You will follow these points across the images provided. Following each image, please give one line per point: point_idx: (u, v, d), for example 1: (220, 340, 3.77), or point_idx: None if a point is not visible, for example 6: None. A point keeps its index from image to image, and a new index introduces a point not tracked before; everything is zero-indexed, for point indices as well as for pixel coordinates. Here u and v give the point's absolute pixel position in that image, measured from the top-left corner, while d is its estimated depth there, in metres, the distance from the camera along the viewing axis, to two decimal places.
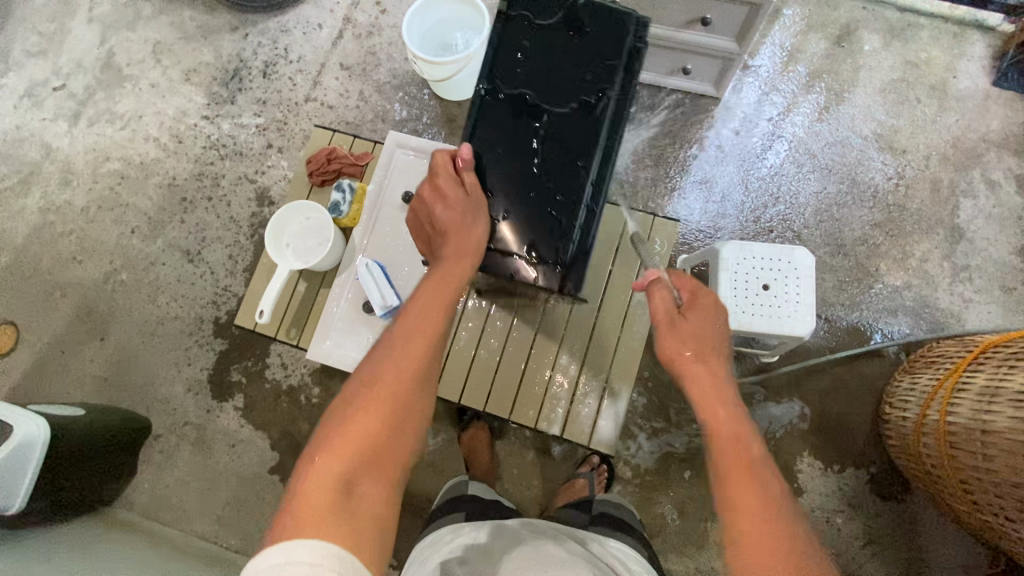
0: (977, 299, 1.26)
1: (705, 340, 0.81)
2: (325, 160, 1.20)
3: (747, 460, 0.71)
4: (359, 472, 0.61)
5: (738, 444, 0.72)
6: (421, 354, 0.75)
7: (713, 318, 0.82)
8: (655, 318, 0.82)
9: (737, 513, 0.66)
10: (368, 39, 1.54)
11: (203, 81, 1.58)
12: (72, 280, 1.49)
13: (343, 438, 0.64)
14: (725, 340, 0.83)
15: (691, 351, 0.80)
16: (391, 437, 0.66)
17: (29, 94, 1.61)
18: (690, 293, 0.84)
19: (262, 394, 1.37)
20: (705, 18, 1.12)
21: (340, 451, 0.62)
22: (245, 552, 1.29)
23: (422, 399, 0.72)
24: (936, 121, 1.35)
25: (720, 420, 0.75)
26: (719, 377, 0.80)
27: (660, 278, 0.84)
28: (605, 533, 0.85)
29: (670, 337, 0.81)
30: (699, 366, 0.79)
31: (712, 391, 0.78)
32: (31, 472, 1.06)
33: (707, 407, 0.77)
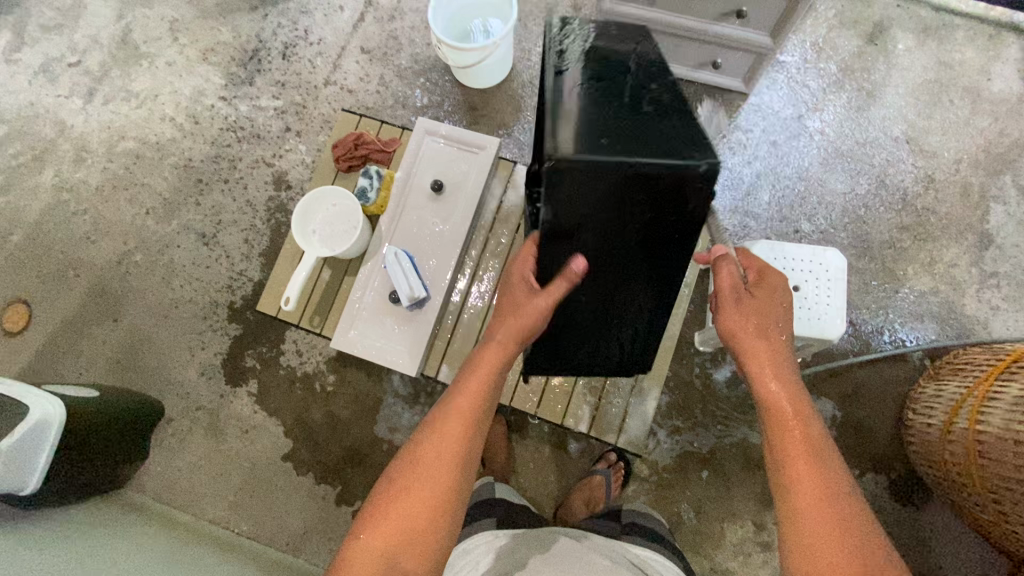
0: (1005, 306, 1.24)
1: (767, 317, 0.79)
2: (352, 146, 1.18)
3: (807, 439, 0.70)
4: (400, 551, 0.62)
5: (798, 423, 0.71)
6: (464, 430, 0.70)
7: (777, 298, 0.80)
8: (720, 292, 0.81)
9: (799, 493, 0.66)
10: (390, 23, 1.51)
11: (220, 61, 1.55)
12: (85, 259, 1.47)
13: (386, 517, 0.64)
14: (790, 321, 0.80)
15: (753, 326, 0.78)
16: (431, 523, 0.64)
17: (43, 69, 1.59)
18: (756, 272, 0.83)
19: (276, 381, 1.35)
20: (741, 11, 1.09)
21: (383, 530, 0.64)
22: (257, 539, 1.29)
23: (466, 481, 0.68)
24: (969, 124, 1.33)
25: (778, 397, 0.73)
26: (782, 356, 0.77)
27: (727, 255, 0.83)
28: (636, 543, 0.85)
29: (731, 313, 0.79)
30: (762, 344, 0.77)
31: (773, 367, 0.76)
32: (46, 454, 1.05)
33: (767, 382, 0.75)
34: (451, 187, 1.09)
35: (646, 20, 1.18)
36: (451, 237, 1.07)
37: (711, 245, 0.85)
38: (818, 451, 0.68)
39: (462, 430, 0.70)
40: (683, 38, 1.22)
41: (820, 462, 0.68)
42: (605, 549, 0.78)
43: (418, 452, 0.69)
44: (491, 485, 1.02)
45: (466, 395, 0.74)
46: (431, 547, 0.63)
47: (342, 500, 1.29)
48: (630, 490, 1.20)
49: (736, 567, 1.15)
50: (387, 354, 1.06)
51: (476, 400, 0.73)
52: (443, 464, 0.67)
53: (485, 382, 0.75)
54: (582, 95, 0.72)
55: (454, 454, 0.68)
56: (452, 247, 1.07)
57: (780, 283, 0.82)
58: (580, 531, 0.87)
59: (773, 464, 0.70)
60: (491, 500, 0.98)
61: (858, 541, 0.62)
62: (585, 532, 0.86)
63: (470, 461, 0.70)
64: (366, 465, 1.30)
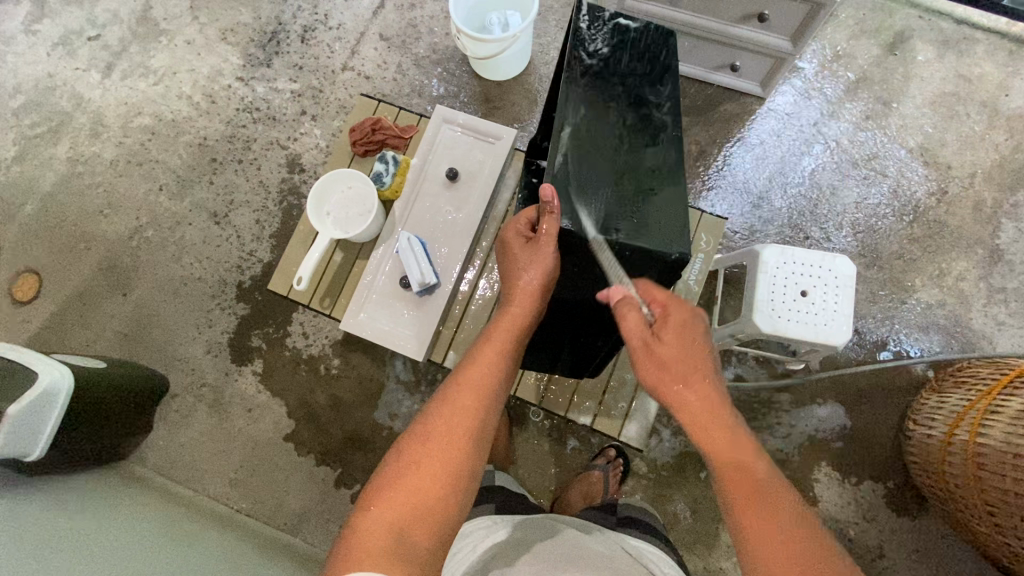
0: (1011, 323, 1.24)
1: (687, 360, 0.73)
2: (370, 130, 1.19)
3: (754, 487, 0.65)
4: (410, 523, 0.61)
5: (741, 475, 0.66)
6: (476, 403, 0.72)
7: (690, 333, 0.74)
8: (630, 344, 0.73)
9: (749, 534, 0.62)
10: (410, 12, 1.52)
11: (239, 41, 1.55)
12: (96, 232, 1.48)
13: (397, 489, 0.64)
14: (711, 352, 0.75)
15: (672, 375, 0.72)
16: (444, 495, 0.65)
17: (63, 42, 1.59)
18: (660, 307, 0.75)
19: (281, 362, 1.37)
20: (763, 14, 1.08)
21: (396, 500, 0.63)
22: (256, 517, 1.30)
23: (477, 454, 0.69)
24: (985, 139, 1.33)
25: (718, 449, 0.69)
26: (710, 397, 0.72)
27: (626, 295, 0.74)
28: (631, 534, 0.86)
29: (648, 360, 0.73)
30: (682, 390, 0.72)
31: (706, 419, 0.70)
32: (54, 421, 1.06)
33: (702, 436, 0.70)
34: (466, 176, 1.09)
35: (667, 19, 1.19)
36: (463, 226, 1.07)
37: (610, 285, 0.75)
38: (765, 500, 0.64)
39: (475, 402, 0.72)
40: (703, 39, 1.23)
41: (771, 511, 0.63)
42: (602, 537, 0.79)
43: (431, 423, 0.69)
44: (489, 473, 1.02)
45: (477, 369, 0.75)
46: (441, 520, 0.63)
47: (341, 482, 1.30)
48: (627, 485, 1.20)
49: (729, 567, 1.16)
50: (395, 338, 1.06)
51: (487, 373, 0.75)
52: (455, 434, 0.68)
53: (495, 359, 0.77)
54: (589, 147, 0.80)
55: (466, 425, 0.70)
56: (463, 236, 1.07)
57: (688, 317, 0.75)
58: (576, 519, 0.88)
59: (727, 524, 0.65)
60: (491, 487, 0.99)
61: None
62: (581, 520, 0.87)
63: (481, 438, 0.70)
64: (366, 449, 1.31)
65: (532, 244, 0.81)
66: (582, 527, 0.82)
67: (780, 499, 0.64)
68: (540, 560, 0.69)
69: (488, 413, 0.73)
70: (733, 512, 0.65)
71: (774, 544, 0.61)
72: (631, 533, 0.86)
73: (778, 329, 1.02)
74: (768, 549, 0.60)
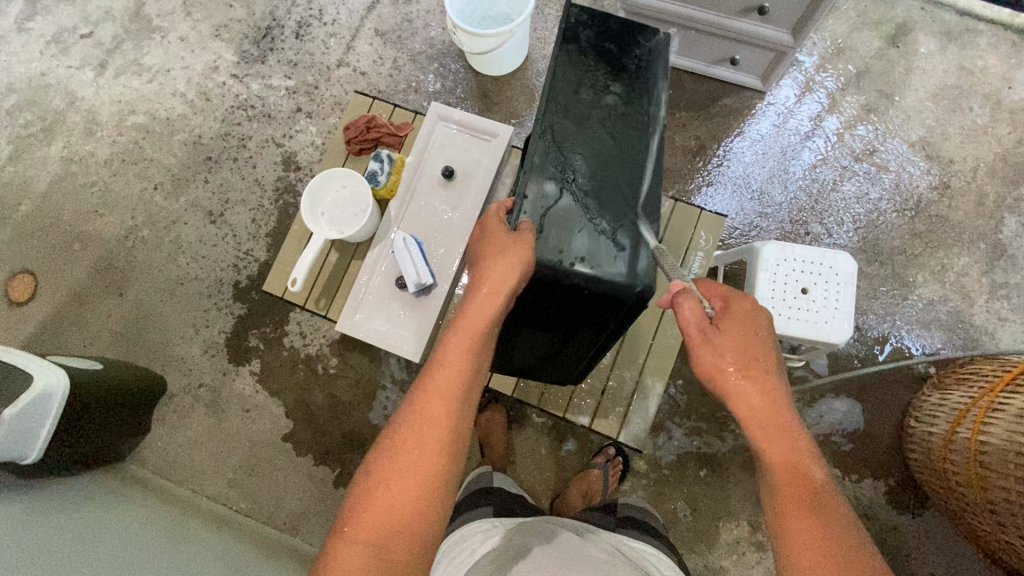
0: (1014, 318, 1.23)
1: (749, 354, 0.72)
2: (364, 128, 1.18)
3: (807, 490, 0.67)
4: (386, 543, 0.63)
5: (797, 476, 0.67)
6: (446, 408, 0.71)
7: (753, 324, 0.74)
8: (688, 330, 0.74)
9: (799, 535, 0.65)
10: (406, 6, 1.50)
11: (234, 38, 1.54)
12: (92, 232, 1.47)
13: (370, 509, 0.65)
14: (773, 347, 0.75)
15: (734, 368, 0.71)
16: (417, 511, 0.65)
17: (55, 39, 1.58)
18: (722, 302, 0.77)
19: (279, 361, 1.36)
20: (763, 6, 1.06)
21: (371, 522, 0.64)
22: (256, 517, 1.30)
23: (447, 458, 0.69)
24: (988, 132, 1.31)
25: (775, 450, 0.69)
26: (770, 395, 0.71)
27: (687, 290, 0.76)
28: (631, 535, 0.85)
29: (710, 348, 0.72)
30: (745, 385, 0.71)
31: (765, 413, 0.70)
32: (49, 423, 1.06)
33: (759, 433, 0.70)
34: (462, 175, 1.08)
35: (666, 11, 1.17)
36: (459, 226, 1.06)
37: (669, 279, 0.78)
38: (817, 501, 0.66)
39: (444, 409, 0.71)
40: (702, 32, 1.21)
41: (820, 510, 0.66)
42: (601, 539, 0.79)
43: (402, 436, 0.69)
44: (488, 475, 1.02)
45: (444, 372, 0.73)
46: (415, 534, 0.64)
47: (340, 482, 1.30)
48: (626, 484, 1.20)
49: (730, 565, 1.16)
50: (392, 339, 1.05)
51: (455, 376, 0.73)
52: (427, 444, 0.69)
53: (463, 358, 0.74)
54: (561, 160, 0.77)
55: (437, 436, 0.69)
56: (459, 235, 1.06)
57: (751, 310, 0.75)
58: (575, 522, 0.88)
59: (771, 518, 0.68)
60: (489, 489, 0.98)
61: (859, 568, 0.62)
62: (580, 522, 0.87)
63: (452, 444, 0.70)
64: (365, 449, 1.30)
65: (501, 244, 0.74)
66: (582, 531, 0.81)
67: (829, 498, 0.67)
68: (533, 567, 0.68)
69: (461, 416, 0.71)
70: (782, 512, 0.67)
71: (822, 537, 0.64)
72: (630, 535, 0.86)
73: (778, 327, 1.01)
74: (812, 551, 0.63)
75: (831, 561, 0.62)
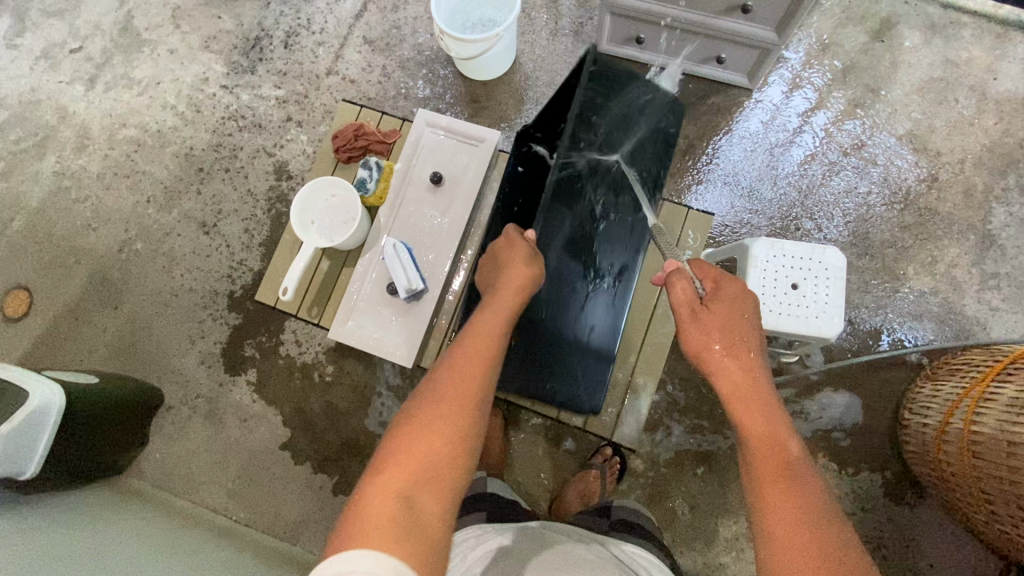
0: (1005, 308, 1.24)
1: (732, 332, 0.79)
2: (353, 136, 1.18)
3: (783, 463, 0.70)
4: (420, 487, 0.63)
5: (773, 448, 0.71)
6: (479, 373, 0.76)
7: (740, 306, 0.80)
8: (678, 310, 0.81)
9: (772, 507, 0.66)
10: (393, 13, 1.50)
11: (222, 49, 1.54)
12: (85, 246, 1.48)
13: (405, 458, 0.65)
14: (757, 331, 0.81)
15: (718, 344, 0.78)
16: (453, 459, 0.67)
17: (45, 55, 1.58)
18: (712, 282, 0.82)
19: (275, 370, 1.36)
20: (746, 5, 1.06)
21: (405, 464, 0.65)
22: (256, 527, 1.30)
23: (480, 417, 0.73)
24: (975, 123, 1.32)
25: (753, 422, 0.73)
26: (751, 372, 0.77)
27: (681, 269, 0.84)
28: (625, 538, 0.86)
29: (694, 325, 0.80)
30: (727, 360, 0.77)
31: (746, 390, 0.76)
32: (49, 434, 1.07)
33: (739, 407, 0.75)
34: (450, 180, 1.10)
35: (651, 12, 1.17)
36: (449, 231, 1.08)
37: (666, 260, 0.87)
38: (794, 471, 0.69)
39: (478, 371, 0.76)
40: (687, 32, 1.21)
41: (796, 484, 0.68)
42: (592, 542, 0.80)
43: (440, 391, 0.73)
44: (483, 479, 1.03)
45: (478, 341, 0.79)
46: (449, 483, 0.65)
47: (339, 489, 1.30)
48: (624, 483, 1.20)
49: (729, 562, 1.16)
50: (384, 345, 1.07)
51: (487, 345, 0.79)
52: (463, 399, 0.72)
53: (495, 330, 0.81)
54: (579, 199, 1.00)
55: (471, 393, 0.73)
56: (449, 241, 1.08)
57: (738, 293, 0.81)
58: (569, 526, 0.89)
59: (748, 488, 0.70)
60: (484, 493, 0.99)
61: (830, 535, 0.63)
62: (573, 526, 0.88)
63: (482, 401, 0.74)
64: (363, 456, 1.31)
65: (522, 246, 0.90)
66: (574, 535, 0.82)
67: (807, 475, 0.69)
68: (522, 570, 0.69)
69: (491, 380, 0.77)
70: (758, 484, 0.69)
71: (796, 509, 0.65)
72: (625, 538, 0.86)
73: (769, 323, 1.02)
74: (788, 524, 0.64)
75: (803, 531, 0.63)
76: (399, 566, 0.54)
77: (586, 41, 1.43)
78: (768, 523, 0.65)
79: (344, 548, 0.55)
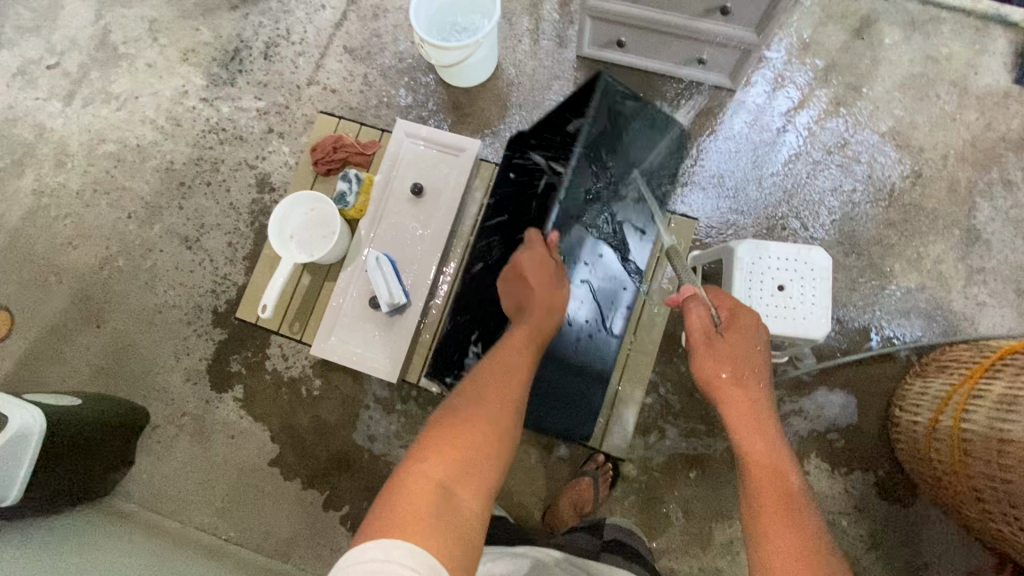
0: (992, 302, 1.24)
1: (741, 360, 0.84)
2: (331, 149, 1.17)
3: (784, 488, 0.74)
4: (455, 481, 0.66)
5: (773, 472, 0.76)
6: (515, 387, 0.81)
7: (751, 336, 0.86)
8: (692, 335, 0.86)
9: (769, 531, 0.70)
10: (373, 21, 1.49)
11: (202, 61, 1.53)
12: (66, 265, 1.45)
13: (444, 447, 0.69)
14: (765, 360, 0.86)
15: (729, 370, 0.83)
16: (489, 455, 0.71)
17: (21, 72, 1.56)
18: (728, 311, 0.89)
19: (262, 386, 1.34)
20: (725, 7, 1.05)
21: (443, 458, 0.68)
22: (246, 545, 1.28)
23: (513, 426, 0.77)
24: (957, 119, 1.32)
25: (757, 449, 0.79)
26: (758, 399, 0.83)
27: (697, 297, 0.88)
28: (616, 562, 0.87)
29: (705, 351, 0.85)
30: (737, 386, 0.83)
31: (751, 415, 0.81)
32: (30, 459, 1.05)
33: (744, 431, 0.81)
34: (432, 191, 1.09)
35: (630, 15, 1.16)
36: (431, 242, 1.08)
37: (680, 285, 0.91)
38: (796, 501, 0.73)
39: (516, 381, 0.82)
40: (668, 35, 1.21)
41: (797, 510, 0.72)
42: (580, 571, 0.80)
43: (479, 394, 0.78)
44: None
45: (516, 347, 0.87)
46: (484, 482, 0.68)
47: (330, 504, 1.28)
48: (617, 490, 1.19)
49: (725, 566, 1.16)
50: (368, 360, 1.06)
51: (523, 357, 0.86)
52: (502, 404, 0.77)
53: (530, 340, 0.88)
54: (577, 201, 1.04)
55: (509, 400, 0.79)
56: (431, 253, 1.08)
57: (752, 323, 0.87)
58: (559, 551, 0.89)
59: (749, 512, 0.74)
60: None
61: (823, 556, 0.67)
62: (564, 552, 0.87)
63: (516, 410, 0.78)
64: (353, 470, 1.29)
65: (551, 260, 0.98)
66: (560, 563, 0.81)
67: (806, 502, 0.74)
68: None
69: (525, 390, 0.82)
70: (757, 506, 0.74)
71: (791, 532, 0.69)
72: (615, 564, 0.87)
73: None
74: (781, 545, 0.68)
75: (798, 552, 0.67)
76: (431, 559, 0.55)
77: (567, 45, 1.43)
78: (761, 544, 0.70)
79: (378, 535, 0.57)
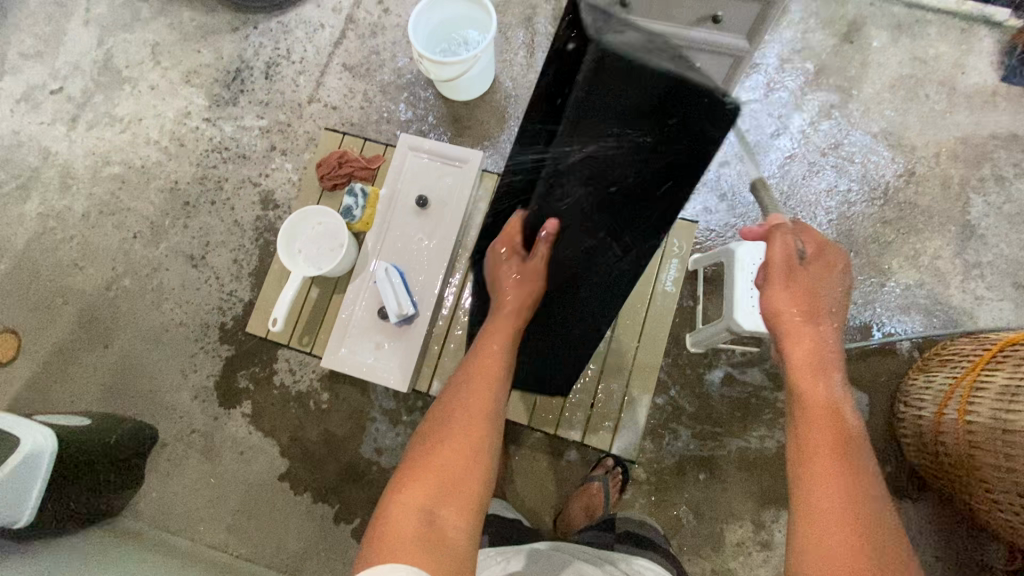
0: (990, 296, 1.26)
1: (816, 301, 0.83)
2: (337, 164, 1.20)
3: (841, 428, 0.72)
4: (438, 504, 0.67)
5: (835, 414, 0.73)
6: (490, 393, 0.81)
7: (830, 277, 0.85)
8: (774, 265, 0.85)
9: (817, 475, 0.68)
10: (371, 39, 1.52)
11: (204, 82, 1.55)
12: (72, 286, 1.47)
13: (425, 474, 0.70)
14: (843, 298, 0.85)
15: (802, 309, 0.83)
16: (469, 468, 0.72)
17: (26, 98, 1.58)
18: (816, 247, 0.87)
19: (270, 401, 1.35)
20: (716, 15, 1.08)
21: (424, 484, 0.69)
22: (258, 561, 1.28)
23: (493, 433, 0.77)
24: (946, 117, 1.35)
25: (812, 391, 0.76)
26: (825, 340, 0.81)
27: (785, 226, 0.86)
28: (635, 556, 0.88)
29: (784, 289, 0.84)
30: (805, 326, 0.82)
31: (819, 358, 0.80)
32: (41, 482, 1.05)
33: (808, 375, 0.78)
34: (436, 203, 1.11)
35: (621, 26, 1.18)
36: (436, 253, 1.10)
37: (772, 213, 0.88)
38: (848, 453, 0.69)
39: (488, 387, 0.82)
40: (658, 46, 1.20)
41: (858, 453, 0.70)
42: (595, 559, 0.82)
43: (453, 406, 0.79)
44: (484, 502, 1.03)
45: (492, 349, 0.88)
46: (465, 499, 0.69)
47: (341, 517, 1.29)
48: (627, 493, 1.20)
49: (737, 567, 1.16)
50: (377, 370, 1.07)
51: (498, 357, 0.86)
52: (475, 414, 0.78)
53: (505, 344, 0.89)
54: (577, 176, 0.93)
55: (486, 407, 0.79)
56: (437, 263, 1.09)
57: (833, 264, 0.86)
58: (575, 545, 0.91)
59: (798, 453, 0.71)
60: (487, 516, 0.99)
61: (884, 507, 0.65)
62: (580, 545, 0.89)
63: (494, 416, 0.79)
64: (363, 482, 1.29)
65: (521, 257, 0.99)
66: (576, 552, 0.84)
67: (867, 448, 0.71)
68: None
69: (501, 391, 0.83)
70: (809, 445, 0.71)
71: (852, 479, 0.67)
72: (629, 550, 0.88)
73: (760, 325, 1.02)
74: (820, 492, 0.66)
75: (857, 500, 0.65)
76: None
77: None
78: (804, 494, 0.67)
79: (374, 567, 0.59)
